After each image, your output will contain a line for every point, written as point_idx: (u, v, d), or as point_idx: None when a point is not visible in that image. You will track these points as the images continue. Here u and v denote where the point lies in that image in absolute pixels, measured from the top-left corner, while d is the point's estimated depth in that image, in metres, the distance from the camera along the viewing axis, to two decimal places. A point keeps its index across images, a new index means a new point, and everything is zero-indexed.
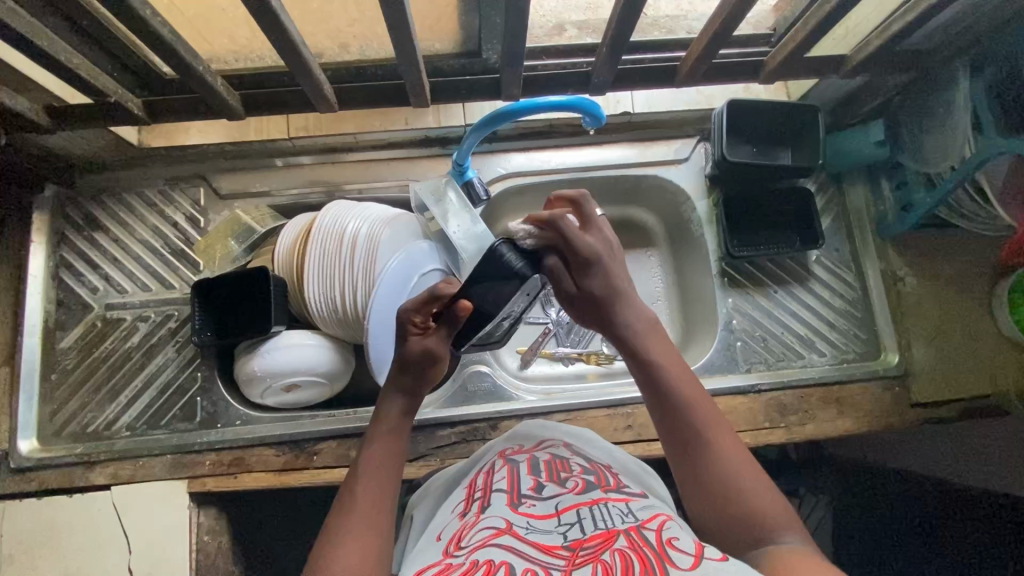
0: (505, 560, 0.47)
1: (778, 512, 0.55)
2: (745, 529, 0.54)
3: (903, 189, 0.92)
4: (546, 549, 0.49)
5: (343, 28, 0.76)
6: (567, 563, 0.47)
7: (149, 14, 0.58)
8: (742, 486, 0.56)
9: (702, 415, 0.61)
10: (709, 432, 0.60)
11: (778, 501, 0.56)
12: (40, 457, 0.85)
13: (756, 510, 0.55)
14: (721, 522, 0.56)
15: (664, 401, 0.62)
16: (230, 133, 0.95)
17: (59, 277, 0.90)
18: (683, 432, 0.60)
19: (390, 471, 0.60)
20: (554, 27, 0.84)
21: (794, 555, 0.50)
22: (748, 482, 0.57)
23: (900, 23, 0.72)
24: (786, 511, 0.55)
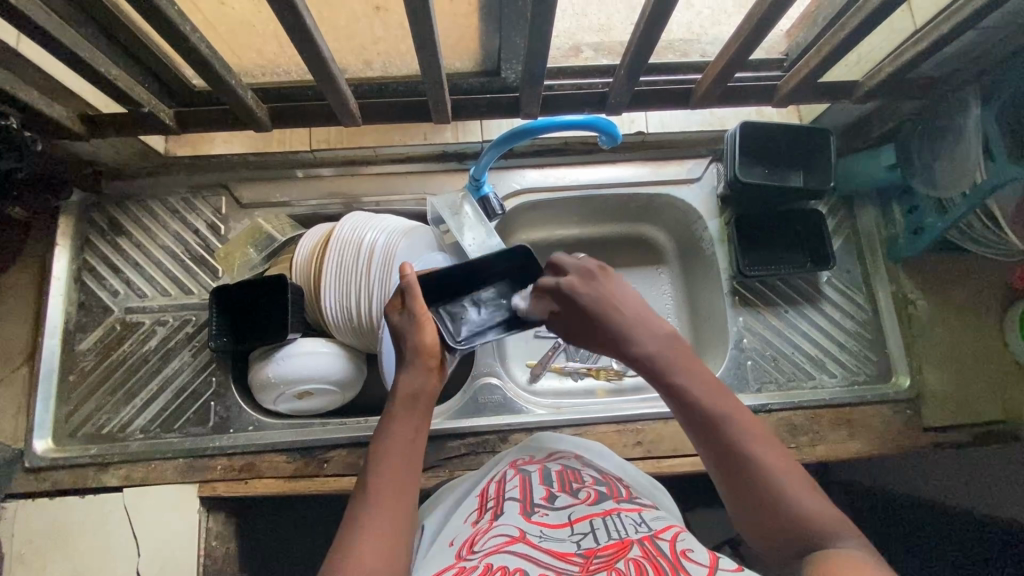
0: (519, 566, 0.48)
1: (826, 514, 0.52)
2: (796, 536, 0.52)
3: (915, 214, 0.92)
4: (560, 556, 0.49)
5: (368, 45, 0.78)
6: (581, 569, 0.47)
7: (189, 30, 0.60)
8: (785, 489, 0.53)
9: (732, 420, 0.58)
10: (740, 432, 0.57)
11: (819, 498, 0.53)
12: (55, 457, 0.86)
13: (803, 516, 0.52)
14: (774, 533, 0.53)
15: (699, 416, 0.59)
16: (255, 145, 0.98)
17: (81, 280, 0.92)
18: (716, 440, 0.57)
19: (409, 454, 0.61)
20: (570, 49, 0.86)
21: (852, 563, 0.46)
22: (797, 491, 0.54)
23: (912, 51, 0.73)
24: (833, 512, 0.53)
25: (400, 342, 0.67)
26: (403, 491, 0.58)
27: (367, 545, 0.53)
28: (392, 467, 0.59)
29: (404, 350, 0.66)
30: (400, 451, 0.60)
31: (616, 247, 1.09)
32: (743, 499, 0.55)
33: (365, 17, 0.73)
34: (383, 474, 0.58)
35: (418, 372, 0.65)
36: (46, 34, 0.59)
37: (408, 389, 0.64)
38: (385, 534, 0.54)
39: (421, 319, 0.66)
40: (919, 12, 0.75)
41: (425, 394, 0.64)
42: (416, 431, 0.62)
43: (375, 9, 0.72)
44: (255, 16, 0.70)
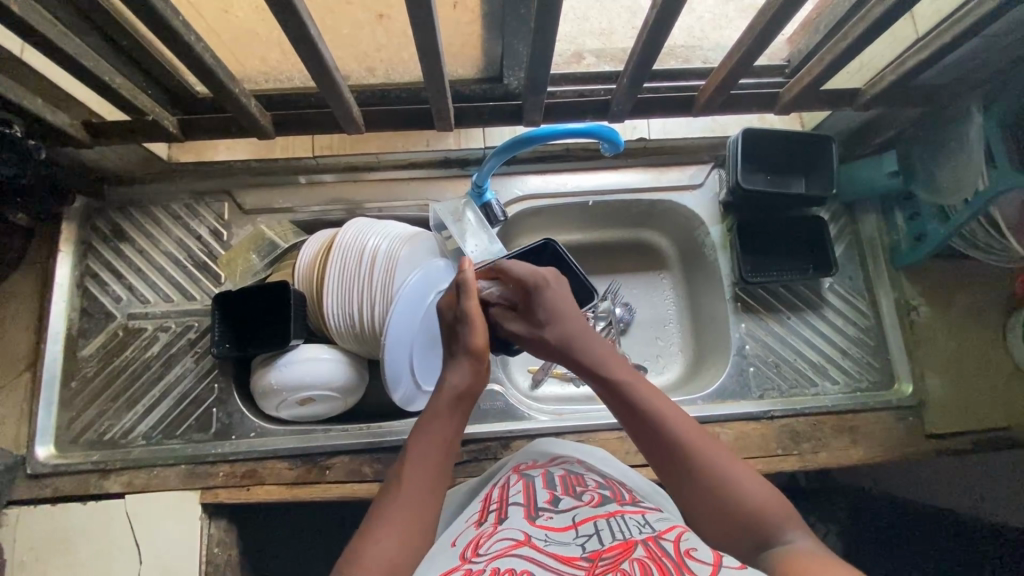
0: (526, 568, 0.48)
1: (774, 506, 0.54)
2: (747, 533, 0.53)
3: (916, 220, 0.92)
4: (565, 560, 0.49)
5: (371, 53, 0.79)
6: (586, 572, 0.47)
7: (193, 40, 0.60)
8: (727, 482, 0.55)
9: (676, 423, 0.60)
10: (677, 433, 0.59)
11: (764, 487, 0.55)
12: (56, 463, 0.86)
13: (750, 508, 0.54)
14: (724, 535, 0.54)
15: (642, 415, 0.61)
16: (256, 151, 0.99)
17: (84, 285, 0.92)
18: (661, 446, 0.59)
19: (442, 456, 0.60)
20: (572, 55, 0.87)
21: (806, 559, 0.47)
22: (740, 483, 0.55)
23: (914, 59, 0.73)
24: (779, 500, 0.54)
25: (453, 337, 0.68)
26: (433, 485, 0.58)
27: (386, 530, 0.53)
28: (423, 459, 0.59)
29: (457, 343, 0.67)
30: (435, 445, 0.61)
31: (618, 253, 1.09)
32: (693, 501, 0.56)
33: (367, 25, 0.73)
34: (413, 465, 0.59)
35: (463, 368, 0.65)
36: (49, 43, 0.59)
37: (456, 386, 0.64)
38: (408, 522, 0.55)
39: (474, 318, 0.66)
40: (920, 21, 0.75)
41: (469, 394, 0.64)
42: (452, 435, 0.62)
43: (378, 17, 0.72)
44: (259, 24, 0.70)
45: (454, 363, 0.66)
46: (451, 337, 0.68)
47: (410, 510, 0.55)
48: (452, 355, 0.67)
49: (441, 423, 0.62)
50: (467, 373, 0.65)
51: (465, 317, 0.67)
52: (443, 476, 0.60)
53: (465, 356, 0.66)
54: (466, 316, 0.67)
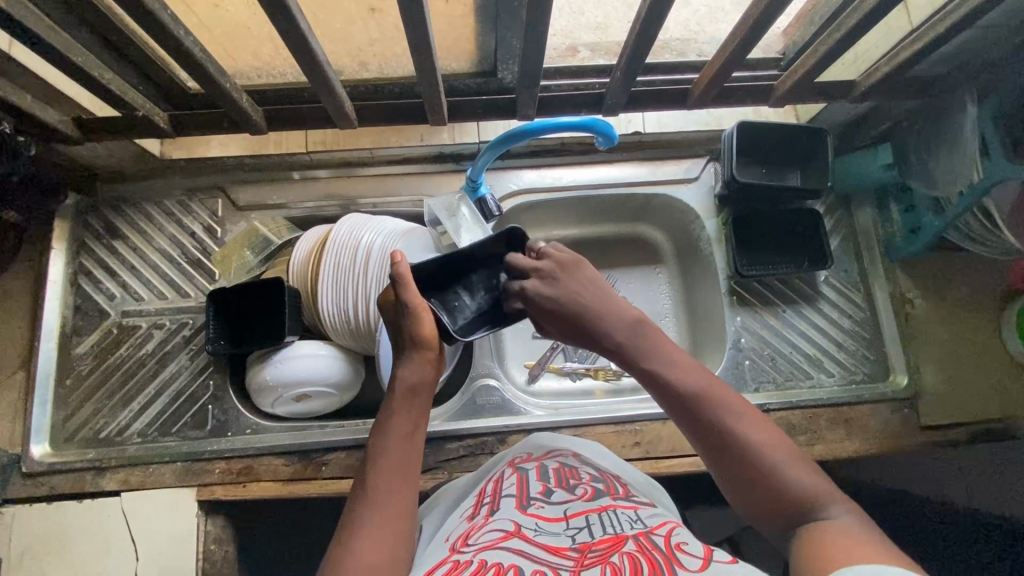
0: (514, 561, 0.48)
1: (816, 486, 0.53)
2: (788, 511, 0.53)
3: (911, 213, 0.92)
4: (554, 551, 0.49)
5: (364, 47, 0.78)
6: (575, 564, 0.47)
7: (183, 35, 0.60)
8: (771, 463, 0.55)
9: (715, 403, 0.58)
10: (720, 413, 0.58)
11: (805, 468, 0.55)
12: (52, 461, 0.86)
13: (792, 490, 0.53)
14: (770, 514, 0.54)
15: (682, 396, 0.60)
16: (250, 147, 0.98)
17: (77, 283, 0.92)
18: (700, 427, 0.58)
19: (406, 450, 0.60)
20: (567, 49, 0.86)
21: (845, 542, 0.48)
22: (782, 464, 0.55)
23: (909, 50, 0.73)
24: (820, 478, 0.54)
25: (399, 331, 0.66)
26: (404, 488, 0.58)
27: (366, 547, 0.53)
28: (391, 465, 0.59)
29: (402, 338, 0.65)
30: (402, 449, 0.60)
31: (613, 247, 1.09)
32: (735, 482, 0.56)
33: (359, 19, 0.73)
34: (383, 468, 0.58)
35: (414, 363, 0.64)
36: (37, 38, 0.58)
37: (409, 379, 0.63)
38: (388, 535, 0.54)
39: (417, 309, 0.65)
40: (915, 12, 0.75)
41: (422, 387, 0.64)
42: (414, 429, 0.62)
43: (370, 11, 0.72)
44: (250, 19, 0.69)
45: (404, 357, 0.65)
46: (398, 331, 0.67)
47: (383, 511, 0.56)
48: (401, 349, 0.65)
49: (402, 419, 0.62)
50: (422, 366, 0.64)
51: (410, 311, 0.64)
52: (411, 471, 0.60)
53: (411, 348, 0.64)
54: (415, 308, 0.65)
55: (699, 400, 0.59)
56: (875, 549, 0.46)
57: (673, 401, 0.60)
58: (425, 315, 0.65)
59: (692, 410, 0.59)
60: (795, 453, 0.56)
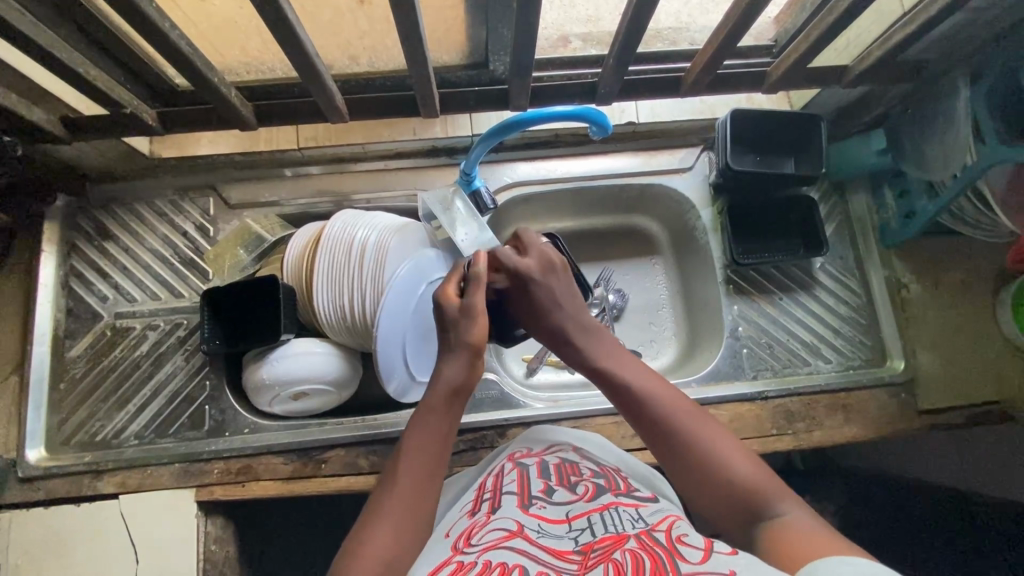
0: (518, 561, 0.48)
1: (759, 478, 0.54)
2: (733, 503, 0.54)
3: (906, 197, 0.92)
4: (558, 554, 0.49)
5: (354, 40, 0.77)
6: (579, 566, 0.47)
7: (168, 28, 0.59)
8: (712, 457, 0.57)
9: (658, 399, 0.62)
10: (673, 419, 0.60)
11: (750, 461, 0.56)
12: (48, 466, 0.85)
13: (735, 481, 0.55)
14: (719, 507, 0.55)
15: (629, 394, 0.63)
16: (240, 144, 0.97)
17: (68, 286, 0.91)
18: (646, 424, 0.62)
19: (437, 452, 0.61)
20: (559, 39, 0.88)
21: (794, 532, 0.49)
22: (722, 458, 0.56)
23: (902, 33, 0.72)
24: (766, 474, 0.55)
25: (449, 331, 0.67)
26: (421, 507, 0.57)
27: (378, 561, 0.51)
28: (414, 482, 0.58)
29: (451, 338, 0.66)
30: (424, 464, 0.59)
31: (608, 239, 1.09)
32: (680, 476, 0.58)
33: (349, 11, 0.72)
34: (412, 464, 0.59)
35: (461, 364, 0.65)
36: (20, 35, 0.57)
37: (451, 380, 0.64)
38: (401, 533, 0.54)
39: (475, 313, 0.66)
40: None
41: (465, 388, 0.64)
42: (447, 432, 0.62)
43: (359, 2, 0.71)
44: (237, 12, 0.69)
45: (450, 354, 0.66)
46: (447, 330, 0.67)
47: (405, 506, 0.56)
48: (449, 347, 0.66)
49: (441, 418, 0.62)
50: (466, 367, 0.65)
51: (466, 311, 0.66)
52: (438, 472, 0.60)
53: (460, 350, 0.65)
54: (471, 310, 0.66)
55: (642, 398, 0.62)
56: (817, 539, 0.47)
57: (624, 403, 0.64)
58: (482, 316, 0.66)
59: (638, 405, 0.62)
60: (740, 449, 0.58)
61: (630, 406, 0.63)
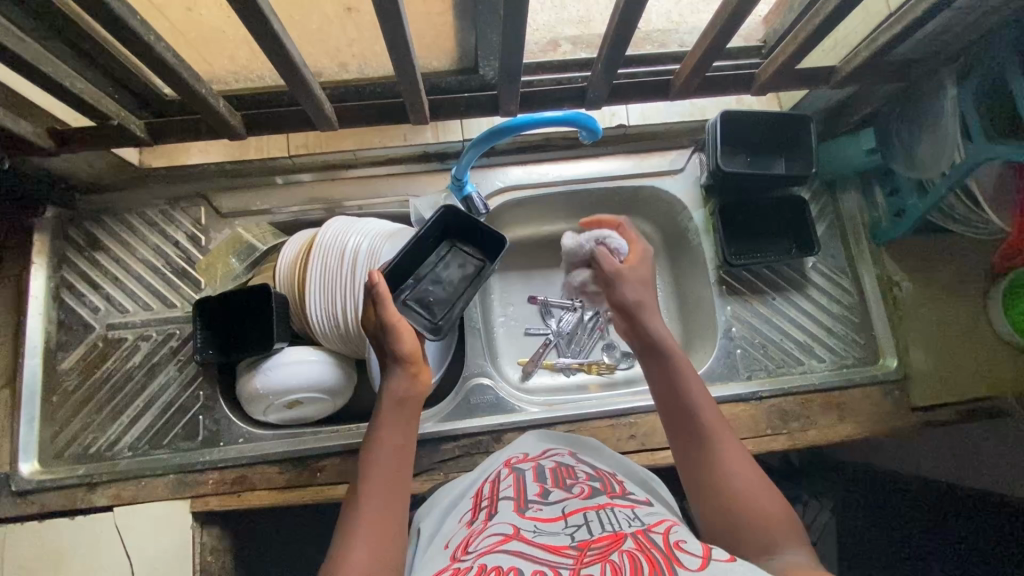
0: (514, 563, 0.48)
1: (782, 516, 0.55)
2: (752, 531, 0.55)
3: (895, 196, 0.93)
4: (554, 550, 0.49)
5: (343, 48, 0.77)
6: (575, 562, 0.47)
7: (153, 40, 0.59)
8: (739, 483, 0.58)
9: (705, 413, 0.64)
10: (713, 424, 0.63)
11: (777, 499, 0.57)
12: (41, 479, 0.85)
13: (759, 513, 0.56)
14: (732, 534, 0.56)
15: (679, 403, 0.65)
16: (231, 153, 0.97)
17: (59, 297, 0.90)
18: (688, 432, 0.63)
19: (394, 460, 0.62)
20: (549, 43, 0.86)
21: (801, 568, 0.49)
22: (751, 487, 0.58)
23: (888, 34, 0.73)
24: (789, 516, 0.56)
25: (381, 347, 0.68)
26: (391, 515, 0.58)
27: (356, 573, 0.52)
28: (378, 495, 0.59)
29: (386, 355, 0.67)
30: (388, 472, 0.60)
31: None
32: (700, 490, 0.60)
33: (338, 20, 0.72)
34: (373, 476, 0.60)
35: (402, 375, 0.66)
36: (5, 50, 0.57)
37: (397, 390, 0.65)
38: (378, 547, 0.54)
39: (397, 325, 0.66)
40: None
41: (411, 397, 0.65)
42: (402, 442, 0.63)
43: (347, 10, 0.71)
44: (225, 23, 0.69)
45: (389, 370, 0.66)
46: (380, 347, 0.68)
47: (374, 519, 0.57)
48: (387, 364, 0.67)
49: (392, 429, 0.63)
50: (406, 377, 0.66)
51: (388, 326, 0.66)
52: (401, 479, 0.61)
53: (396, 363, 0.66)
54: (391, 324, 0.66)
55: (690, 410, 0.64)
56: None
57: (671, 411, 0.65)
58: (404, 329, 0.66)
59: (684, 414, 0.64)
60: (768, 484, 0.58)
61: (676, 413, 0.65)
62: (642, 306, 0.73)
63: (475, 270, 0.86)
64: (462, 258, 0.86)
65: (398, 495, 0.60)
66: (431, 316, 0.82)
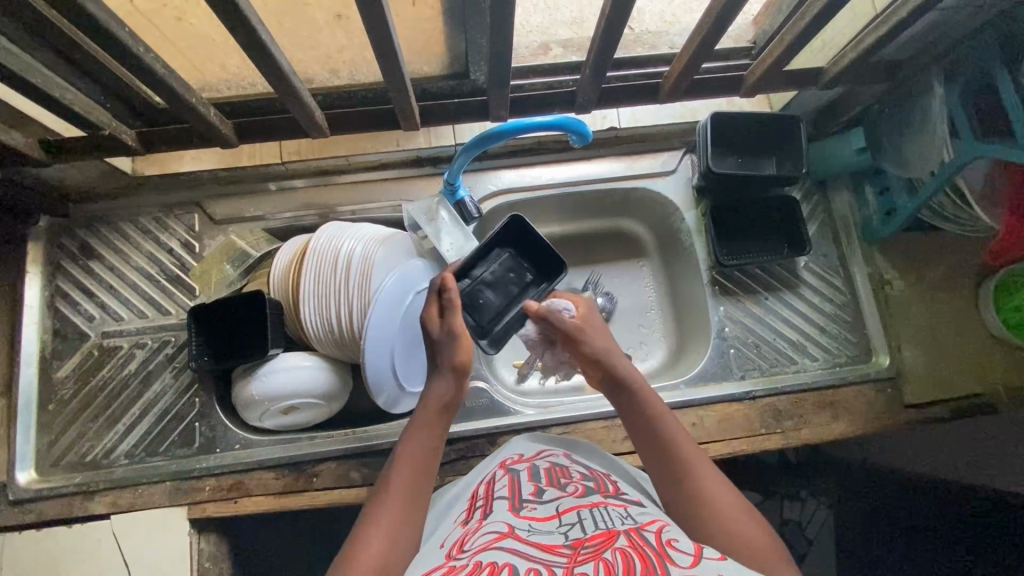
0: (508, 559, 0.48)
1: (769, 547, 0.54)
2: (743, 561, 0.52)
3: (886, 195, 0.94)
4: (548, 548, 0.50)
5: (333, 54, 0.78)
6: (568, 559, 0.47)
7: (142, 51, 0.59)
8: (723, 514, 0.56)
9: (682, 448, 0.62)
10: (691, 460, 0.61)
11: (761, 530, 0.55)
12: (39, 488, 0.85)
13: (746, 543, 0.54)
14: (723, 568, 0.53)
15: (656, 437, 0.64)
16: (224, 160, 0.98)
17: (54, 306, 0.90)
18: (665, 467, 0.61)
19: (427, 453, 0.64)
20: (539, 47, 0.87)
21: None
22: (736, 516, 0.56)
23: (874, 35, 0.73)
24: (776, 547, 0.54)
25: (435, 352, 0.71)
26: (413, 507, 0.59)
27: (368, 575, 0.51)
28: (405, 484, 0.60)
29: (438, 359, 0.70)
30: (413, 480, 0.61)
31: (595, 243, 1.09)
32: (685, 524, 0.57)
33: (327, 27, 0.72)
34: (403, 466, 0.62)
35: (448, 381, 0.69)
36: None
37: (440, 395, 0.68)
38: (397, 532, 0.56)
39: (460, 336, 0.70)
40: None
41: (454, 404, 0.68)
42: (436, 444, 0.65)
43: (337, 18, 0.71)
44: (215, 32, 0.69)
45: (438, 373, 0.69)
46: (434, 350, 0.71)
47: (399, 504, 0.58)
48: (437, 368, 0.70)
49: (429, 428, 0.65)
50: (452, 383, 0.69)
51: (452, 335, 0.70)
52: (429, 472, 0.63)
53: (447, 370, 0.69)
54: (456, 333, 0.70)
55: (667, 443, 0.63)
56: None
57: (648, 446, 0.64)
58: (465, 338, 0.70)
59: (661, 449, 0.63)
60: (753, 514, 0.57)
61: (654, 448, 0.63)
62: (606, 350, 0.71)
63: (528, 279, 0.84)
64: (518, 264, 0.83)
65: (418, 503, 0.59)
66: (480, 322, 0.82)
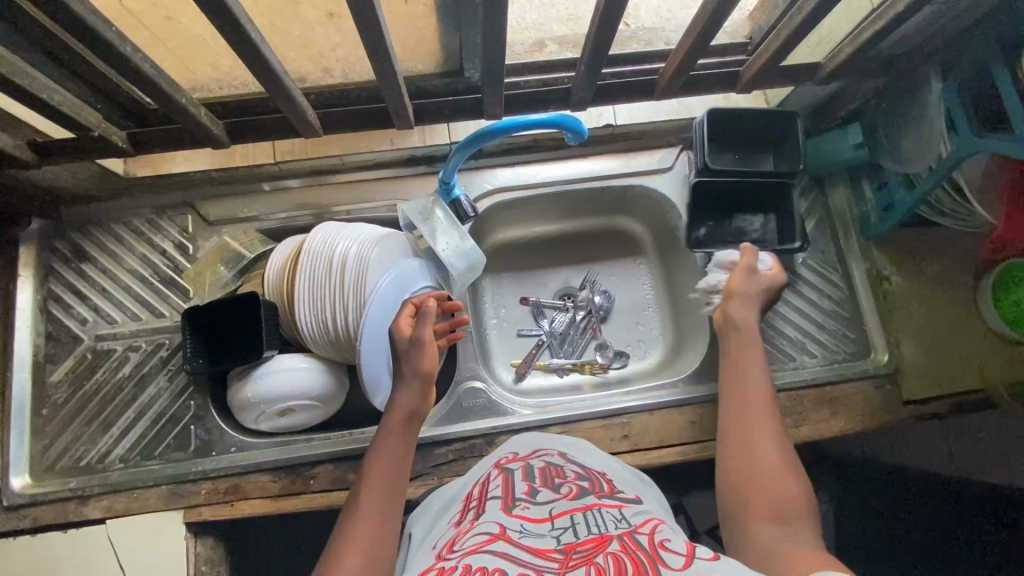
0: (499, 564, 0.47)
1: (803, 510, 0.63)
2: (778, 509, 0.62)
3: (883, 190, 0.93)
4: (539, 552, 0.49)
5: (326, 53, 0.77)
6: (559, 565, 0.47)
7: (130, 51, 0.58)
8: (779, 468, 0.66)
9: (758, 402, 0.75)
10: (763, 419, 0.73)
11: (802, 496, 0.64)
12: (33, 493, 0.84)
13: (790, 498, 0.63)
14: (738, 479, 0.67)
15: (741, 380, 0.77)
16: (216, 160, 0.98)
17: (47, 310, 0.89)
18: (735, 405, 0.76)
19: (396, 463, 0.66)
20: (535, 43, 0.87)
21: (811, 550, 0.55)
22: (782, 476, 0.66)
23: (871, 30, 0.73)
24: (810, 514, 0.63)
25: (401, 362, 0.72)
26: (386, 520, 0.61)
27: None
28: (376, 499, 0.62)
29: (404, 370, 0.71)
30: (387, 490, 0.63)
31: (593, 241, 1.09)
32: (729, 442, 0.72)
33: (318, 24, 0.71)
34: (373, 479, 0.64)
35: (413, 389, 0.70)
36: None
37: (406, 405, 0.69)
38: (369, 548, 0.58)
39: (425, 345, 0.71)
40: None
41: (419, 414, 0.70)
42: (404, 452, 0.67)
43: (328, 15, 0.70)
44: (203, 31, 0.68)
45: (404, 382, 0.71)
46: (399, 360, 0.72)
47: (371, 520, 0.60)
48: (403, 378, 0.71)
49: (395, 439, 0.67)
50: (417, 392, 0.70)
51: (419, 344, 0.71)
52: (399, 483, 0.65)
53: (414, 379, 0.70)
54: (420, 343, 0.71)
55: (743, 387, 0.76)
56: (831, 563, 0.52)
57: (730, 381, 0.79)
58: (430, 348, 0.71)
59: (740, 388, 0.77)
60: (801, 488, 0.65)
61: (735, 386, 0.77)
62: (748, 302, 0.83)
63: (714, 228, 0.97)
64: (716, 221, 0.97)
65: (390, 512, 0.62)
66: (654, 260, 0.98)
